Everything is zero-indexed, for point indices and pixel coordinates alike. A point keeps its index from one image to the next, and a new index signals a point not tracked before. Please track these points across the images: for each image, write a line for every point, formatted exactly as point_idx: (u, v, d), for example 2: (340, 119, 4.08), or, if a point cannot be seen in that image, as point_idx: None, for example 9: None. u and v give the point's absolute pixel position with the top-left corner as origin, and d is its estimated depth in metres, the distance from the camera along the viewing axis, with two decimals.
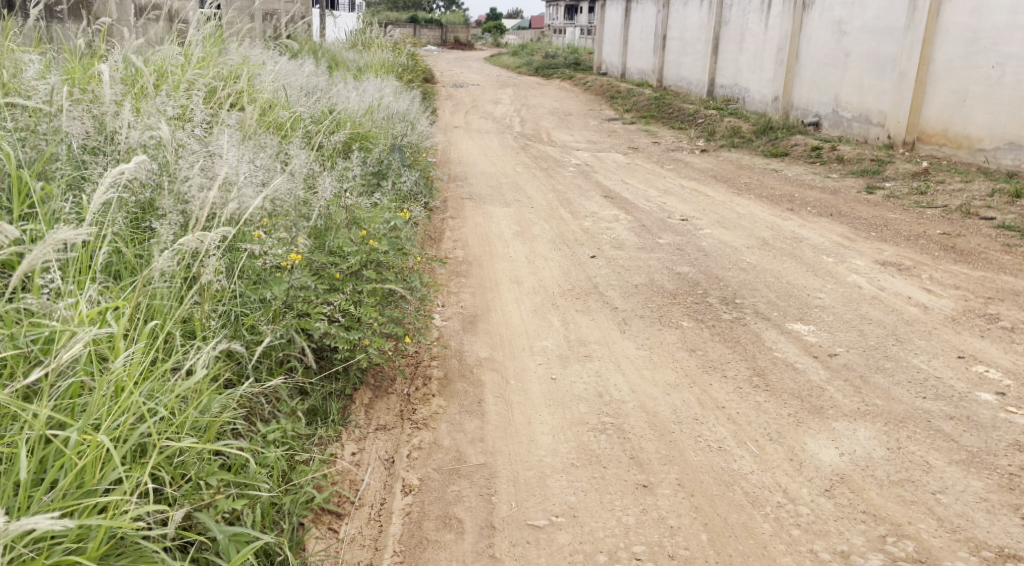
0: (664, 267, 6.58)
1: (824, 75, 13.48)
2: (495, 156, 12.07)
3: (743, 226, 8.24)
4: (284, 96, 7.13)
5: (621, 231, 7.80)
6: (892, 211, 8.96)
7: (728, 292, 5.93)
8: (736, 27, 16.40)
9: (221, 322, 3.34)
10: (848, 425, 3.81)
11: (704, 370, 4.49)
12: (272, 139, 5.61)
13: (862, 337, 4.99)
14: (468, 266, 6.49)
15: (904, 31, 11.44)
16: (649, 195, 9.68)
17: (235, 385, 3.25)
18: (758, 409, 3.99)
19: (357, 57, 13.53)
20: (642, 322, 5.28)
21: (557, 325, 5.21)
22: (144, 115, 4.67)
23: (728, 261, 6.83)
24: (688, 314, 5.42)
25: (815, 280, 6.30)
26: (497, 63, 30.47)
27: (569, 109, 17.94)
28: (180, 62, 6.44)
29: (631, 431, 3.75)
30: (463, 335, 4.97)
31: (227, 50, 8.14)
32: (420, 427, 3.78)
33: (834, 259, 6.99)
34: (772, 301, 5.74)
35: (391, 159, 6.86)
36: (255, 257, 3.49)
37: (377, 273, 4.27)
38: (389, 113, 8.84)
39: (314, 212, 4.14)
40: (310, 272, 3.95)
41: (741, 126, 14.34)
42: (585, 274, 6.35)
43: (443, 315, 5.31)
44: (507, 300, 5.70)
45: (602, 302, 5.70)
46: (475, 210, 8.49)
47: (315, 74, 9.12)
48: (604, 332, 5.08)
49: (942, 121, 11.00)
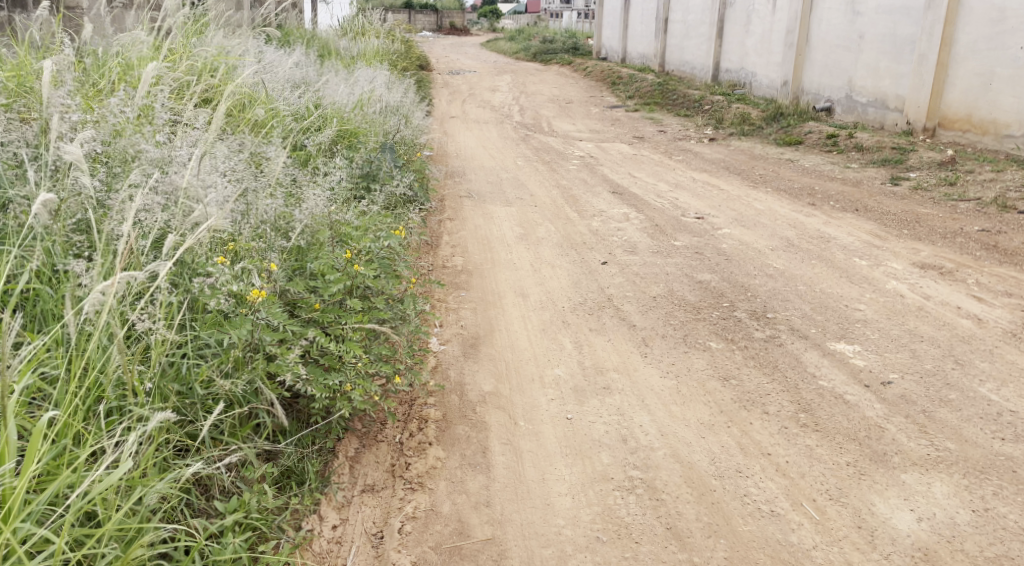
0: (683, 274, 6.00)
1: (837, 58, 12.82)
2: (494, 148, 11.47)
3: (763, 224, 7.65)
4: (265, 90, 6.52)
5: (633, 232, 7.21)
6: (922, 204, 8.38)
7: (757, 304, 5.34)
8: (742, 8, 15.73)
9: (168, 373, 2.78)
10: (920, 478, 3.25)
11: (741, 405, 3.90)
12: (249, 137, 5.06)
13: (917, 360, 4.40)
14: (467, 277, 5.91)
15: (924, 11, 10.79)
16: (660, 190, 9.10)
17: (185, 452, 2.71)
18: (812, 456, 3.42)
19: (350, 45, 12.90)
20: (665, 343, 4.70)
21: (569, 348, 4.63)
22: (94, 119, 4.09)
23: (752, 266, 6.25)
24: (714, 333, 4.83)
25: (851, 287, 5.71)
26: (494, 49, 29.76)
27: (570, 97, 17.30)
28: (150, 55, 5.88)
29: (665, 490, 3.20)
30: (463, 363, 4.39)
31: (203, 39, 7.49)
32: (415, 487, 3.20)
33: (868, 262, 6.40)
34: (808, 315, 5.16)
35: (382, 158, 6.25)
36: (209, 295, 2.96)
37: (363, 303, 3.68)
38: (382, 106, 8.20)
39: (289, 232, 3.60)
40: (283, 304, 3.39)
41: (750, 112, 13.71)
42: (597, 285, 5.77)
43: (440, 338, 4.73)
44: (512, 318, 5.12)
45: (619, 318, 5.12)
46: (474, 209, 7.90)
47: (302, 65, 8.49)
48: (623, 357, 4.49)
49: (966, 106, 10.39)
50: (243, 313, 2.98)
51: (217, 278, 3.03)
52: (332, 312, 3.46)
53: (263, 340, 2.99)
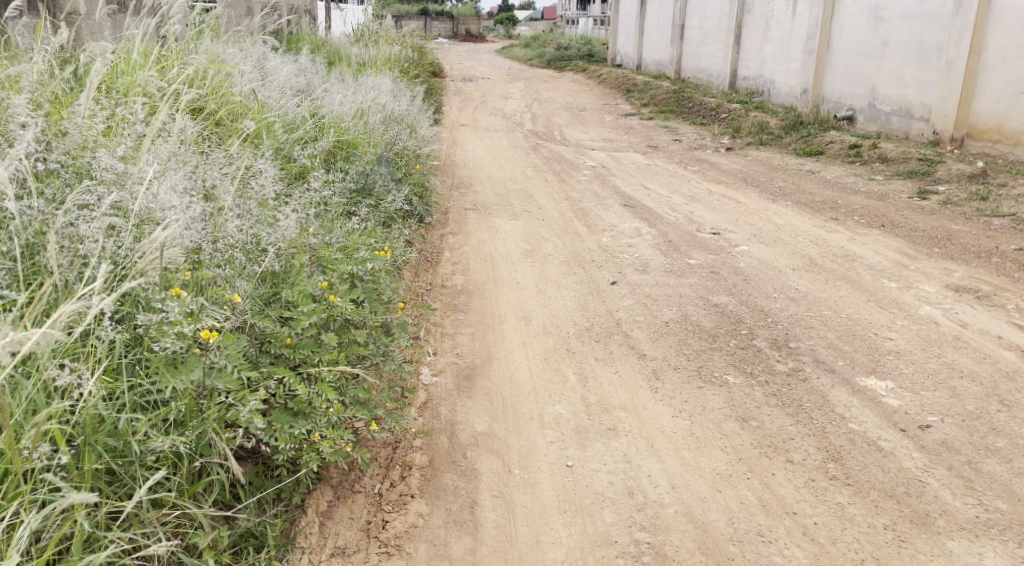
0: (697, 297, 5.60)
1: (859, 65, 12.37)
2: (504, 157, 11.12)
3: (784, 241, 7.25)
4: (258, 99, 6.18)
5: (645, 249, 6.83)
6: (952, 220, 7.95)
7: (778, 332, 4.93)
8: (761, 14, 15.31)
9: (103, 427, 2.41)
10: (968, 547, 2.88)
11: (762, 452, 3.49)
12: (232, 147, 4.72)
13: (958, 400, 3.98)
14: (467, 298, 5.54)
15: (951, 17, 10.36)
16: (674, 203, 8.71)
17: (119, 521, 2.35)
18: (844, 518, 3.02)
19: (360, 51, 12.60)
20: (677, 376, 4.30)
21: (573, 381, 4.24)
22: (55, 129, 3.75)
23: (772, 288, 5.84)
24: (732, 365, 4.43)
25: (881, 313, 5.29)
26: (507, 57, 29.38)
27: (583, 104, 16.94)
28: (137, 62, 5.59)
29: (676, 558, 2.83)
30: (456, 399, 4.01)
31: (198, 44, 7.15)
32: (392, 552, 2.83)
33: (898, 284, 5.98)
34: (833, 344, 4.75)
35: (377, 172, 5.88)
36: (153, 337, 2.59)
37: (340, 339, 3.30)
38: (384, 115, 7.81)
39: (259, 261, 3.24)
40: (249, 341, 3.02)
41: (769, 122, 13.27)
42: (605, 308, 5.38)
43: (432, 368, 4.35)
44: (512, 345, 4.73)
45: (628, 346, 4.72)
46: (479, 223, 7.53)
47: (305, 73, 8.13)
48: (631, 392, 4.10)
49: (996, 115, 9.93)
50: (194, 357, 2.60)
51: (167, 314, 2.67)
52: (306, 349, 3.09)
53: (217, 387, 2.61)
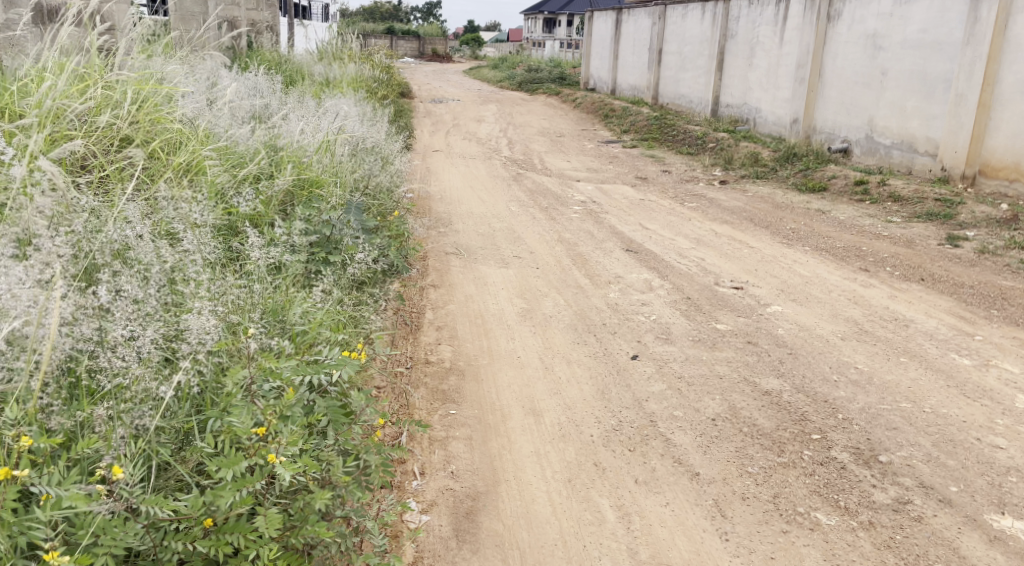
0: (741, 380, 4.53)
1: (855, 95, 11.52)
2: (483, 189, 10.04)
3: (819, 299, 6.24)
4: (199, 126, 5.07)
5: (661, 309, 5.78)
6: (998, 274, 7.05)
7: (857, 438, 3.85)
8: (745, 41, 14.49)
9: None
10: None
11: None
12: (157, 193, 3.66)
13: None
14: (457, 380, 4.41)
15: (961, 46, 9.54)
16: (681, 248, 7.69)
17: None
18: None
19: (325, 69, 11.46)
20: (748, 512, 3.21)
21: (612, 522, 3.15)
22: None
23: (827, 367, 4.80)
24: (818, 494, 3.34)
25: (972, 406, 4.28)
26: (478, 77, 28.43)
27: (561, 130, 15.97)
28: (46, 82, 4.49)
29: None
30: (456, 555, 2.94)
31: (132, 53, 5.97)
32: None
33: (974, 361, 4.99)
34: (932, 457, 3.69)
35: (341, 224, 4.76)
36: None
37: (288, 518, 2.24)
38: (352, 146, 6.70)
39: (162, 401, 2.23)
40: (143, 537, 1.99)
41: (762, 153, 12.38)
42: (631, 397, 4.27)
43: (420, 501, 3.23)
44: (523, 458, 3.60)
45: (672, 460, 3.62)
46: (464, 273, 6.41)
47: (260, 95, 6.97)
48: (694, 544, 3.04)
49: (1014, 154, 9.05)
50: None
51: None
52: (234, 539, 2.06)
53: None
